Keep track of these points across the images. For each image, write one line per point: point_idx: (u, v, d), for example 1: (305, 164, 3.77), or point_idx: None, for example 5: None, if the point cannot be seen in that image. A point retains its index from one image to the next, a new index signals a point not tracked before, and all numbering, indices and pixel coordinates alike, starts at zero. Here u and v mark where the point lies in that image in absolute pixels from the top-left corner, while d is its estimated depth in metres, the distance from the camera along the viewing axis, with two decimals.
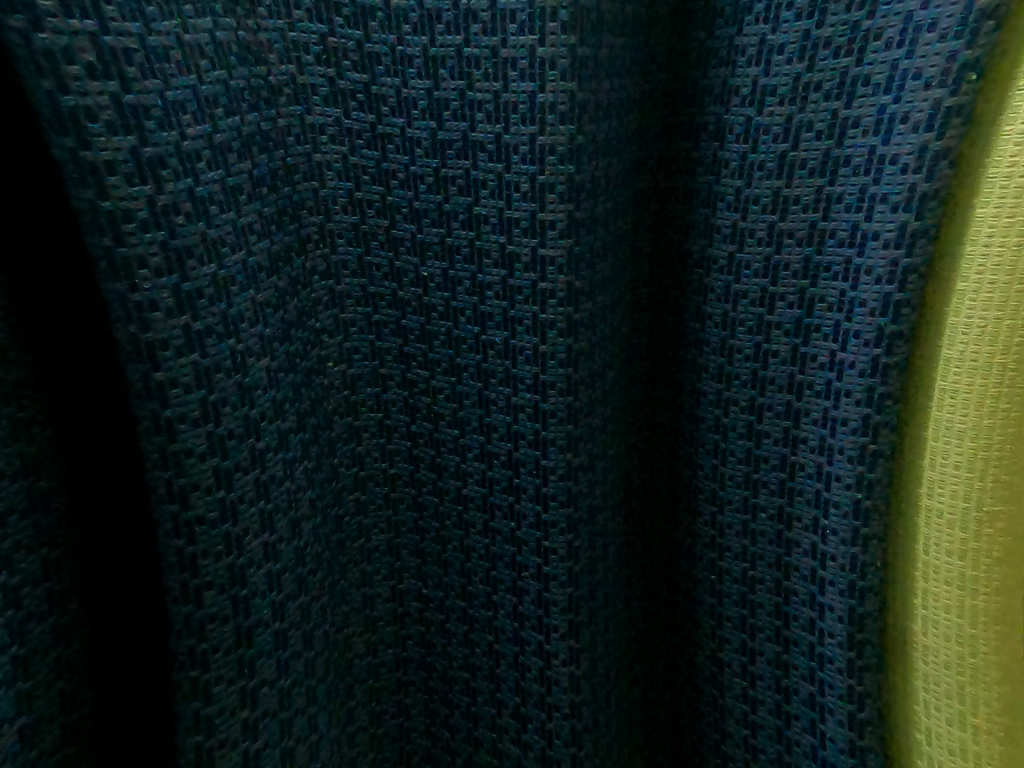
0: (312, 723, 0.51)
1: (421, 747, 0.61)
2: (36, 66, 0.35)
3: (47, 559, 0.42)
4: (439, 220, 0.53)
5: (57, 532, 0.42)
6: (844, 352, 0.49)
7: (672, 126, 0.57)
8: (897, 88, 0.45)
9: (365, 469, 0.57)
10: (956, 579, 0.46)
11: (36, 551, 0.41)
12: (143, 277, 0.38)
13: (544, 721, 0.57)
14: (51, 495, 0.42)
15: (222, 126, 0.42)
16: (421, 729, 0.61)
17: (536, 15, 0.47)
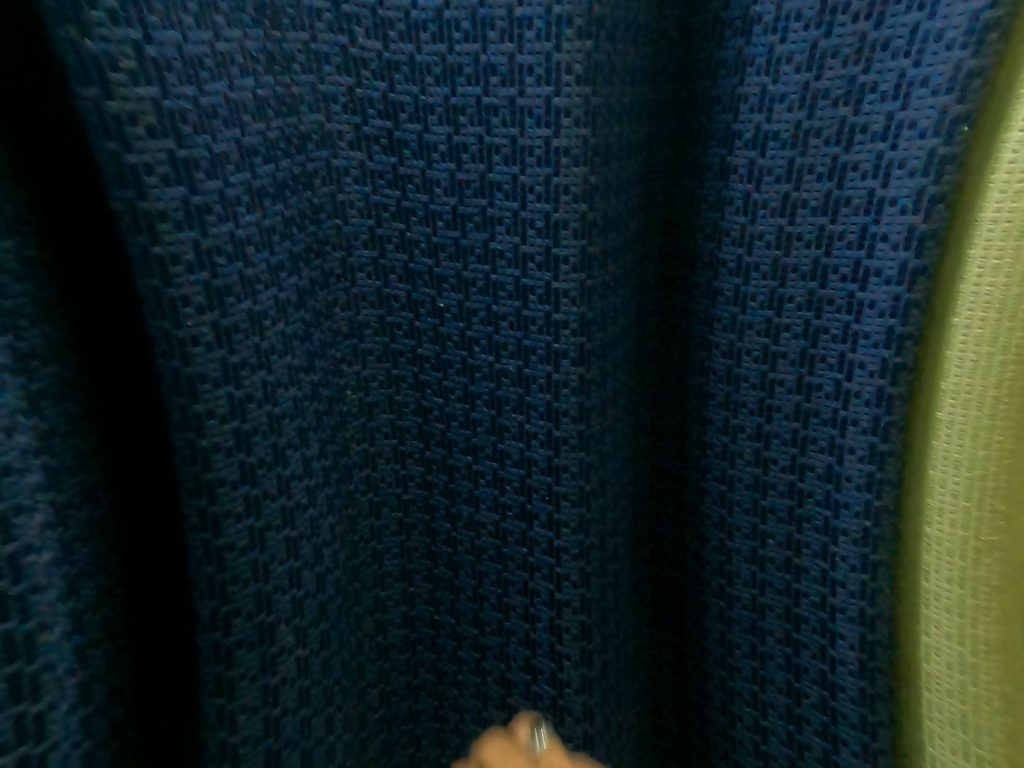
0: (330, 752, 0.51)
1: None
2: (104, 129, 0.37)
3: (102, 587, 0.42)
4: (456, 255, 0.55)
5: (110, 560, 0.43)
6: (849, 382, 0.50)
7: (678, 166, 0.61)
8: (894, 137, 0.47)
9: (379, 495, 0.59)
10: (956, 607, 0.48)
11: (96, 580, 0.41)
12: (187, 315, 0.40)
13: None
14: (106, 523, 0.43)
15: (259, 171, 0.45)
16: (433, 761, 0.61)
17: (552, 69, 0.49)
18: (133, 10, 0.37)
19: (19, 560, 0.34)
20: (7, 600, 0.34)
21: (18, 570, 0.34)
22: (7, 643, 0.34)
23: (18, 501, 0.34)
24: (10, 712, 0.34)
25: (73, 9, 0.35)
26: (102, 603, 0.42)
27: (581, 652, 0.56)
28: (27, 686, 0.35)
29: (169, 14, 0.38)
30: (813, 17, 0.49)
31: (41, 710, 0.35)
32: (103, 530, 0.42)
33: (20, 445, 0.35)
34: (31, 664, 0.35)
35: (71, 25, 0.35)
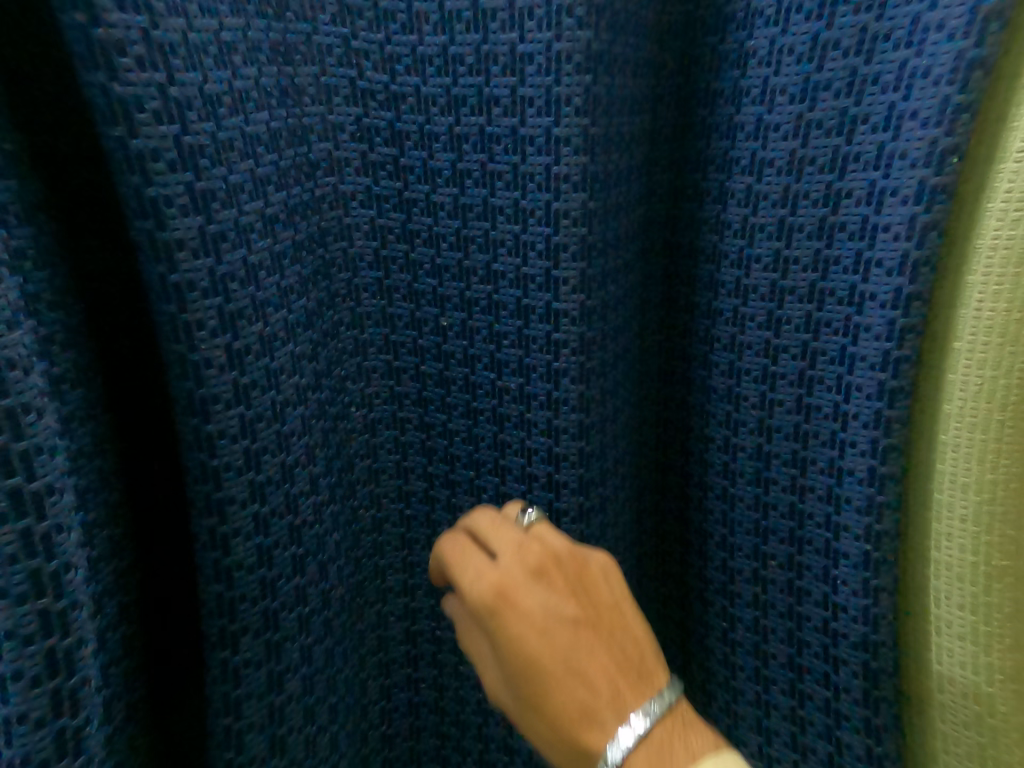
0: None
1: None
2: (127, 166, 0.37)
3: (121, 603, 0.43)
4: (460, 276, 0.56)
5: (128, 577, 0.44)
6: (848, 404, 0.50)
7: (678, 190, 0.62)
8: (885, 167, 0.47)
9: (383, 510, 0.60)
10: (969, 633, 0.47)
11: (116, 597, 0.42)
12: (201, 338, 0.41)
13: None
14: (125, 541, 0.44)
15: (271, 199, 0.46)
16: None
17: (552, 101, 0.51)
18: (157, 53, 0.38)
19: (61, 577, 0.35)
20: (49, 617, 0.34)
21: (60, 586, 0.35)
22: (48, 659, 0.35)
23: (59, 521, 0.35)
24: (48, 727, 0.35)
25: (102, 52, 0.36)
26: (121, 618, 0.43)
27: None
28: (68, 702, 0.35)
29: (190, 55, 0.39)
30: (806, 53, 0.49)
31: (79, 726, 0.36)
32: (122, 547, 0.43)
33: (60, 464, 0.35)
34: (68, 681, 0.35)
35: (100, 69, 0.36)
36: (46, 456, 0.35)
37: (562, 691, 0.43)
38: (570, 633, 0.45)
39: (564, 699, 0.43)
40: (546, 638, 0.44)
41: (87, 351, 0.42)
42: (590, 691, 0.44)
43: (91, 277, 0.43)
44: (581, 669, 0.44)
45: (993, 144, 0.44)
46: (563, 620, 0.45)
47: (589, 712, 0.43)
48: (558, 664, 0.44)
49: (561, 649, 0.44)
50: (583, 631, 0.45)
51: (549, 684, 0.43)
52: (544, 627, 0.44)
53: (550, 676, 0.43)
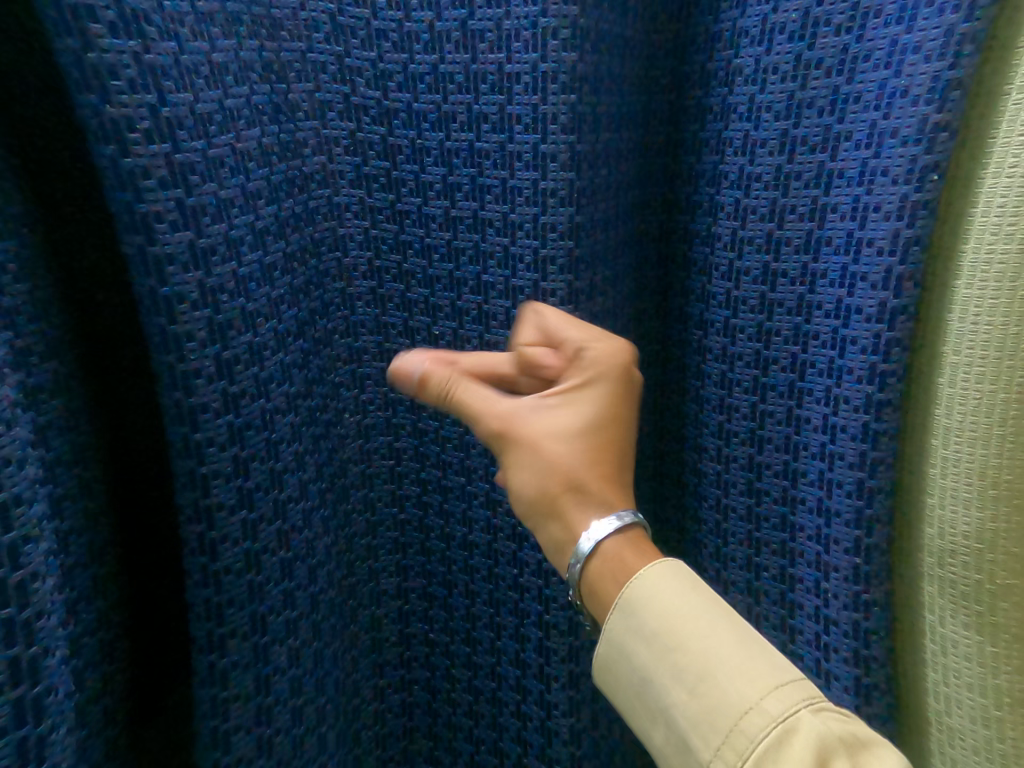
0: (322, 744, 0.52)
1: (423, 748, 0.64)
2: (101, 132, 0.36)
3: (97, 576, 0.42)
4: (449, 256, 0.56)
5: (103, 550, 0.43)
6: (839, 388, 0.49)
7: (673, 172, 0.60)
8: (876, 145, 0.46)
9: (374, 491, 0.60)
10: (975, 623, 0.45)
11: (89, 570, 0.41)
12: (182, 310, 0.40)
13: (545, 746, 0.58)
14: (100, 514, 0.42)
15: (253, 174, 0.45)
16: (423, 750, 0.64)
17: (538, 78, 0.50)
18: (131, 20, 0.36)
19: (19, 549, 0.33)
20: (6, 587, 0.33)
21: (18, 559, 0.33)
22: (6, 631, 0.33)
23: (16, 492, 0.33)
24: (6, 697, 0.33)
25: (73, 15, 0.34)
26: (95, 594, 0.42)
27: (567, 650, 0.57)
28: (29, 668, 0.34)
29: (165, 23, 0.38)
30: (795, 29, 0.48)
31: (39, 694, 0.34)
32: (96, 522, 0.42)
33: (19, 436, 0.34)
34: (28, 650, 0.34)
35: (73, 37, 0.34)
36: (2, 428, 0.33)
37: (570, 454, 0.42)
38: (600, 409, 0.44)
39: (570, 463, 0.42)
40: (575, 406, 0.44)
41: (62, 324, 0.40)
42: (595, 464, 0.43)
43: (71, 252, 0.41)
44: (597, 442, 0.43)
45: (985, 121, 0.43)
46: (598, 395, 0.44)
47: (586, 486, 0.42)
48: (579, 429, 0.43)
49: (588, 416, 0.43)
50: (612, 414, 0.44)
51: (564, 441, 0.43)
52: (578, 396, 0.44)
53: (567, 433, 0.43)
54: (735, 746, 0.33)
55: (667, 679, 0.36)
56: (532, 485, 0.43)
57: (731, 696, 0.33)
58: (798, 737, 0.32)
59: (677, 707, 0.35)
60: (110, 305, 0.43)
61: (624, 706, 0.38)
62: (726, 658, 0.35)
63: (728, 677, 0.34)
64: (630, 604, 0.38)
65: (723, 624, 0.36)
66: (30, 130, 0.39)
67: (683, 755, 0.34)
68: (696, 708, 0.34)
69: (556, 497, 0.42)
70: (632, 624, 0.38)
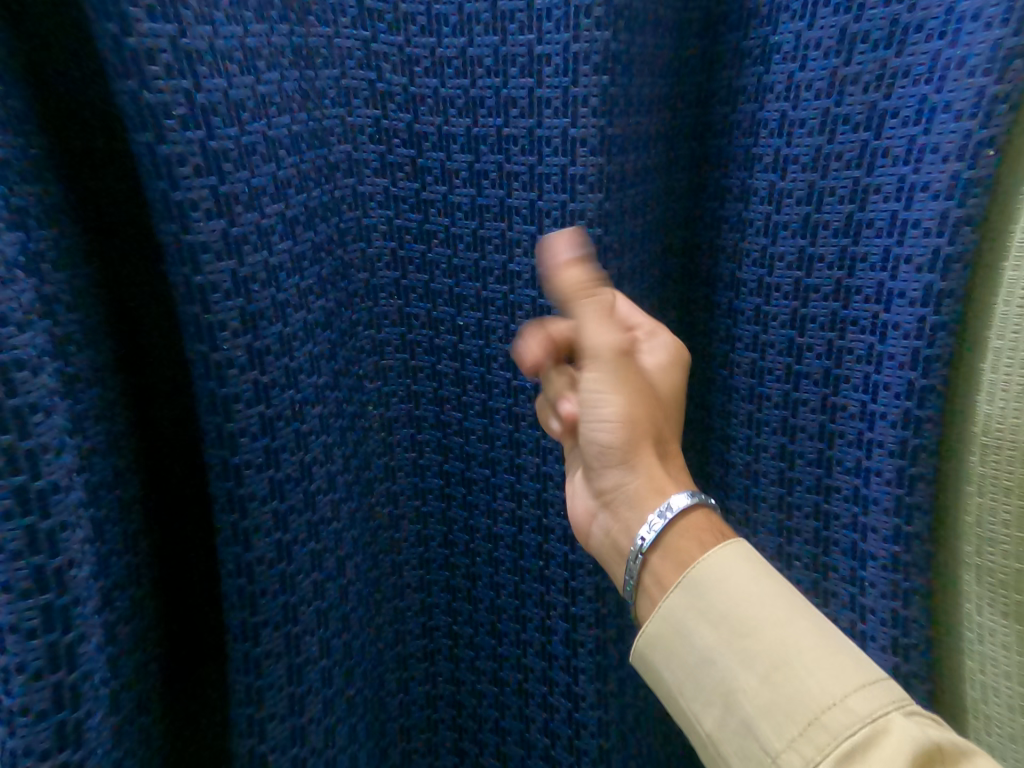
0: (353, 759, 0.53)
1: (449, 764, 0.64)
2: (155, 169, 0.38)
3: (135, 597, 0.43)
4: (476, 276, 0.57)
5: (141, 571, 0.44)
6: (875, 404, 0.49)
7: (698, 188, 0.60)
8: (915, 160, 0.46)
9: (399, 507, 0.61)
10: (1012, 611, 0.45)
11: (128, 592, 0.42)
12: (224, 338, 0.41)
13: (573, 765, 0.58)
14: (139, 536, 0.44)
15: (291, 202, 0.46)
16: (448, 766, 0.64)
17: (569, 102, 0.51)
18: (184, 60, 0.38)
19: (63, 574, 0.36)
20: (51, 612, 0.35)
21: (63, 583, 0.35)
22: (50, 654, 0.35)
23: (62, 519, 0.35)
24: (49, 721, 0.35)
25: (133, 60, 0.36)
26: (134, 614, 0.43)
27: (596, 668, 0.57)
28: (68, 694, 0.36)
29: (216, 62, 0.40)
30: (831, 46, 0.49)
31: (80, 718, 0.37)
32: (135, 544, 0.43)
33: (66, 464, 0.36)
34: (69, 675, 0.36)
35: (131, 78, 0.36)
36: (52, 456, 0.35)
37: (656, 408, 0.45)
38: (680, 385, 0.48)
39: (663, 418, 0.46)
40: (659, 372, 0.47)
41: (107, 351, 0.42)
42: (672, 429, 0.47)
43: (122, 278, 0.43)
44: (677, 410, 0.48)
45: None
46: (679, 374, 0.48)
47: (664, 443, 0.46)
48: (660, 393, 0.47)
49: (672, 388, 0.47)
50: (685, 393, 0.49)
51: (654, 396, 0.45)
52: (665, 367, 0.48)
53: (657, 392, 0.46)
54: (813, 740, 0.32)
55: (737, 665, 0.35)
56: (628, 416, 0.43)
57: (811, 689, 0.33)
58: (887, 736, 0.32)
59: (747, 694, 0.34)
60: (149, 331, 0.45)
61: (679, 687, 0.38)
62: (805, 651, 0.34)
63: (808, 670, 0.34)
64: (701, 585, 0.38)
65: (802, 615, 0.36)
66: (86, 163, 0.41)
67: (748, 744, 0.34)
68: (770, 696, 0.34)
69: (645, 439, 0.44)
70: (699, 603, 0.38)
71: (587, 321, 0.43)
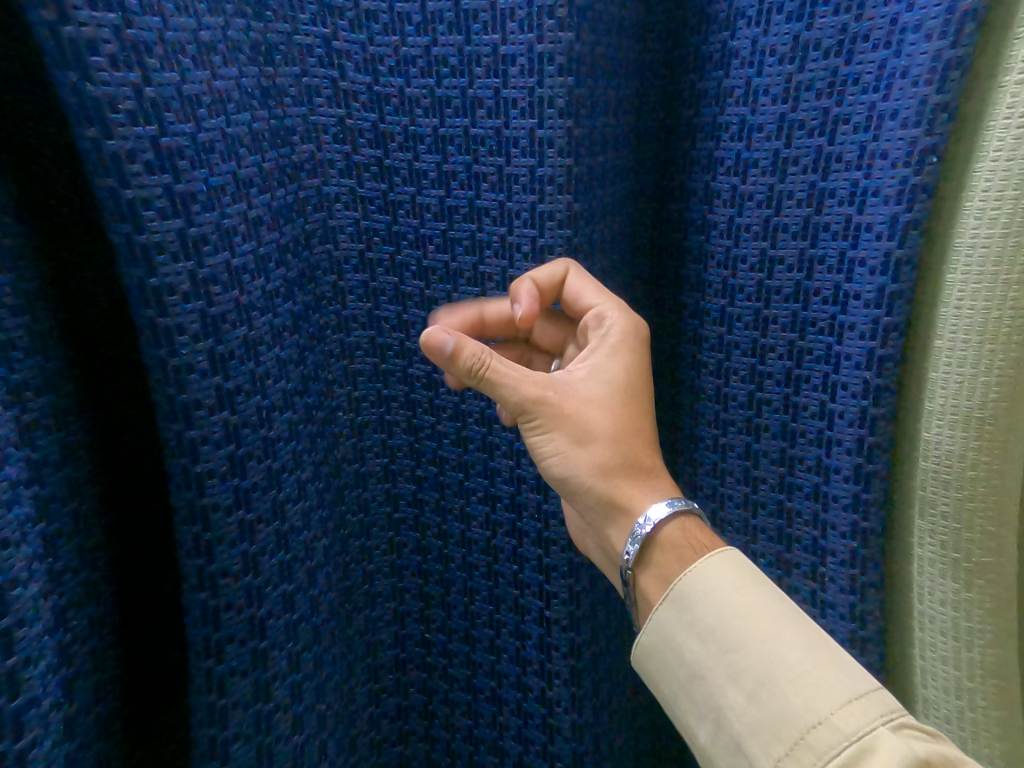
0: None
1: None
2: (101, 166, 0.36)
3: (92, 616, 0.41)
4: (447, 278, 0.56)
5: (100, 587, 0.42)
6: (834, 402, 0.52)
7: (665, 190, 0.62)
8: (867, 166, 0.48)
9: (371, 514, 0.60)
10: (951, 600, 0.48)
11: (84, 609, 0.41)
12: (183, 343, 0.39)
13: None
14: (97, 551, 0.42)
15: (253, 201, 0.45)
16: None
17: (537, 102, 0.51)
18: (131, 52, 0.36)
19: (7, 594, 0.33)
20: None
21: (9, 603, 0.33)
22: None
23: (8, 535, 0.33)
24: None
25: (73, 48, 0.34)
26: (91, 632, 0.41)
27: (571, 671, 0.58)
28: (13, 723, 0.33)
29: (166, 55, 0.38)
30: (786, 53, 0.50)
31: (25, 748, 0.34)
32: (93, 559, 0.42)
33: (7, 475, 0.34)
34: (17, 701, 0.33)
35: (73, 69, 0.34)
36: None
37: (608, 417, 0.45)
38: (623, 375, 0.48)
39: (625, 431, 0.45)
40: (599, 373, 0.47)
41: (59, 359, 0.40)
42: (642, 428, 0.46)
43: (74, 282, 0.41)
44: (637, 406, 0.47)
45: (966, 148, 0.45)
46: (623, 365, 0.48)
47: (635, 458, 0.45)
48: (607, 394, 0.46)
49: (613, 385, 0.47)
50: (634, 380, 0.48)
51: (596, 408, 0.45)
52: (605, 364, 0.48)
53: (595, 400, 0.46)
54: (799, 758, 0.33)
55: (725, 682, 0.37)
56: (572, 442, 0.45)
57: (797, 706, 0.34)
58: (873, 754, 0.32)
59: (735, 712, 0.36)
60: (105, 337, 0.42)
61: (674, 699, 0.40)
62: (792, 669, 0.35)
63: (794, 687, 0.35)
64: (686, 599, 0.40)
65: (790, 633, 0.37)
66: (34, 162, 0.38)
67: (739, 759, 0.35)
68: (756, 713, 0.35)
69: (608, 459, 0.45)
70: (686, 618, 0.40)
71: (502, 376, 0.44)
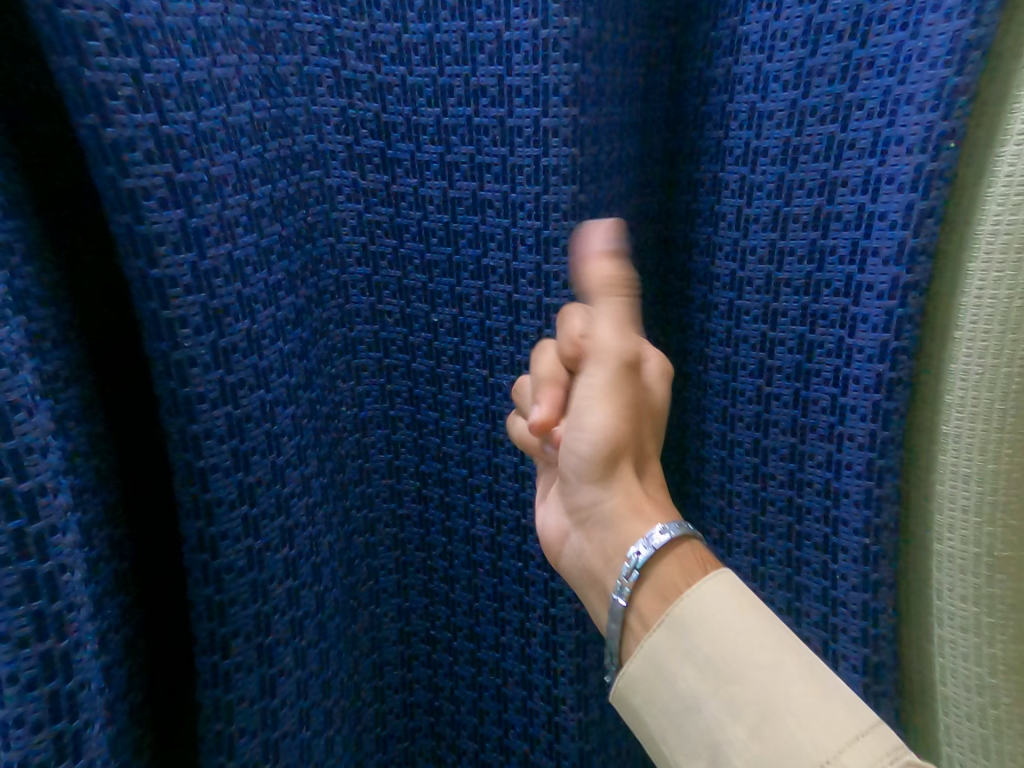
0: None
1: None
2: (103, 156, 0.36)
3: (123, 605, 0.42)
4: (449, 271, 0.56)
5: (129, 577, 0.42)
6: (846, 396, 0.51)
7: (671, 181, 0.61)
8: (881, 152, 0.47)
9: (375, 511, 0.60)
10: (972, 595, 0.47)
11: (116, 598, 0.41)
12: (185, 336, 0.39)
13: None
14: (123, 542, 0.42)
15: (256, 193, 0.45)
16: None
17: (540, 89, 0.50)
18: (130, 39, 0.36)
19: (56, 580, 0.33)
20: (42, 620, 0.33)
21: (56, 590, 0.33)
22: (43, 665, 0.33)
23: (54, 523, 0.33)
24: (46, 732, 0.33)
25: (70, 33, 0.34)
26: (122, 621, 0.42)
27: (575, 670, 0.57)
28: (65, 706, 0.34)
29: (166, 42, 0.38)
30: (798, 37, 0.49)
31: (78, 728, 0.34)
32: (121, 550, 0.42)
33: (53, 464, 0.34)
34: (66, 686, 0.34)
35: (70, 54, 0.34)
36: (39, 455, 0.33)
37: (644, 423, 0.46)
38: (662, 391, 0.48)
39: (646, 438, 0.46)
40: (642, 379, 0.47)
41: (81, 351, 0.39)
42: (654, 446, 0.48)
43: (84, 278, 0.40)
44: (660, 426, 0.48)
45: (988, 134, 0.44)
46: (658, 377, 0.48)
47: (643, 462, 0.47)
48: (647, 401, 0.47)
49: (653, 393, 0.47)
50: (667, 396, 0.49)
51: (636, 409, 0.45)
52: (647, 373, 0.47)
53: (637, 400, 0.46)
54: None
55: (723, 714, 0.36)
56: (602, 430, 0.44)
57: (800, 743, 0.34)
58: None
59: (734, 747, 0.35)
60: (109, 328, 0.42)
61: (662, 733, 0.38)
62: (794, 701, 0.35)
63: (798, 723, 0.34)
64: (682, 624, 0.39)
65: (791, 664, 0.36)
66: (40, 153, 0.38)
67: None
68: (756, 750, 0.34)
69: (624, 457, 0.44)
70: (682, 646, 0.38)
71: None
